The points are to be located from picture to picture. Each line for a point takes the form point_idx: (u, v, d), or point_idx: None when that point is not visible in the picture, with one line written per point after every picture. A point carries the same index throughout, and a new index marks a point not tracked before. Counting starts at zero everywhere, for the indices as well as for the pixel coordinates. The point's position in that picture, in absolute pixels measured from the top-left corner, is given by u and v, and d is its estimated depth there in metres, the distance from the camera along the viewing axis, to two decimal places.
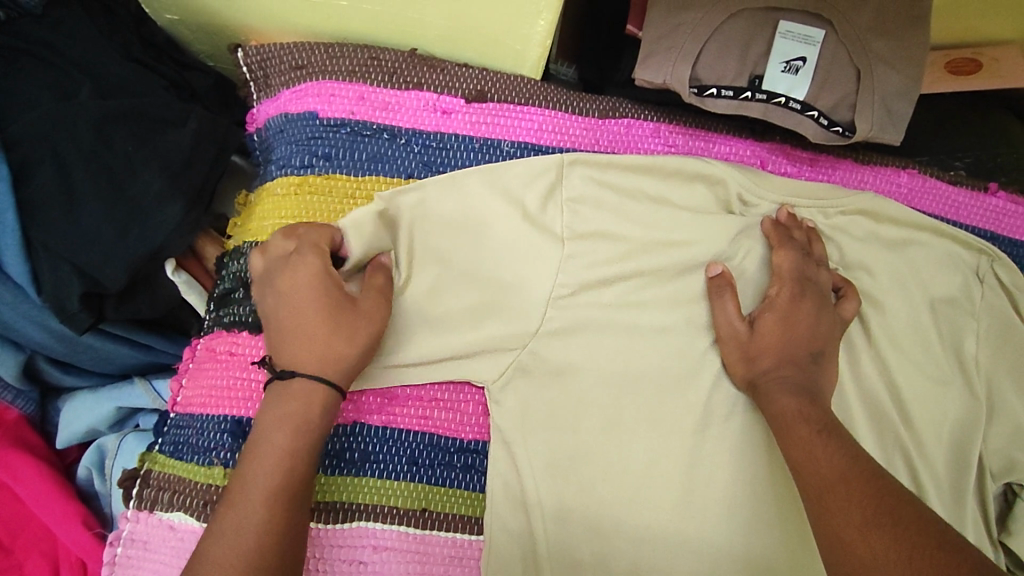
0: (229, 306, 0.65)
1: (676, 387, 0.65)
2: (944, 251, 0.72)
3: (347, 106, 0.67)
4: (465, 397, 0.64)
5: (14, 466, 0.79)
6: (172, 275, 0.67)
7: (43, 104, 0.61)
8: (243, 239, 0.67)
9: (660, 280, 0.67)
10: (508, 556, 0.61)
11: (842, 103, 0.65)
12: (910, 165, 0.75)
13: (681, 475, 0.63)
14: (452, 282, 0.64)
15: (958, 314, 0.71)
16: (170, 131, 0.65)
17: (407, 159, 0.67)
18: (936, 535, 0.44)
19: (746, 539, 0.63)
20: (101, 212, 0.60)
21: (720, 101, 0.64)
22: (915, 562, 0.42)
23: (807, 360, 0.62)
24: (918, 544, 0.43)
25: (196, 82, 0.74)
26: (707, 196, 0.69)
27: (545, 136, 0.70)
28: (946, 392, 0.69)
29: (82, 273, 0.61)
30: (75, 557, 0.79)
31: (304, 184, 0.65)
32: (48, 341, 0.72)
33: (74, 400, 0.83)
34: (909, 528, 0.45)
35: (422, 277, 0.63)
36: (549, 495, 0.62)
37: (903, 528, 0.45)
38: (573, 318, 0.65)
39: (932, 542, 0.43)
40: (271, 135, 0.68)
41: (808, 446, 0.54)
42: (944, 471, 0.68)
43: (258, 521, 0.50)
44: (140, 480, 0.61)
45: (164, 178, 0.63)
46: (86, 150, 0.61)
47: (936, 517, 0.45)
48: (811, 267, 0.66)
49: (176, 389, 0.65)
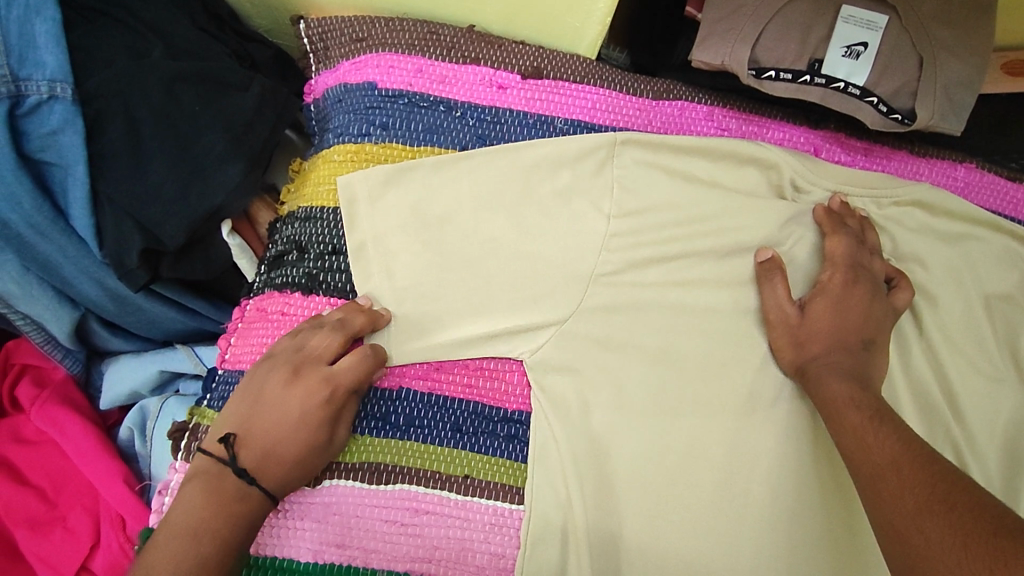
0: (282, 268, 0.66)
1: (723, 372, 0.65)
2: (1000, 247, 0.70)
3: (405, 78, 0.68)
4: (507, 367, 0.64)
5: (61, 421, 0.82)
6: (228, 237, 0.69)
7: (115, 61, 0.63)
8: (298, 204, 0.68)
9: (707, 260, 0.66)
10: (548, 527, 0.60)
11: (903, 90, 0.64)
12: (967, 160, 0.74)
13: (723, 460, 0.63)
14: (499, 283, 0.64)
15: (1015, 311, 0.70)
16: (233, 94, 0.66)
17: (461, 131, 0.68)
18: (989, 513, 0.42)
19: (791, 528, 0.62)
20: (167, 169, 0.62)
21: (779, 84, 0.64)
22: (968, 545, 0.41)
23: (857, 347, 0.61)
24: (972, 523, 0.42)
25: (257, 53, 0.76)
26: (759, 180, 0.68)
27: (598, 115, 0.70)
28: (1000, 389, 0.68)
29: (144, 228, 0.63)
30: (114, 513, 0.80)
31: (361, 152, 0.67)
32: (102, 299, 0.75)
33: (119, 362, 0.86)
34: (962, 508, 0.44)
35: (441, 261, 0.64)
36: (590, 473, 0.61)
37: (955, 512, 0.43)
38: (617, 295, 0.64)
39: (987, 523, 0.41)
40: (329, 105, 0.70)
41: (858, 433, 0.54)
42: (998, 471, 0.66)
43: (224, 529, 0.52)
44: (188, 433, 0.62)
45: (226, 139, 0.64)
46: (154, 107, 0.62)
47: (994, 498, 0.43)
48: (865, 255, 0.65)
49: (225, 347, 0.66)
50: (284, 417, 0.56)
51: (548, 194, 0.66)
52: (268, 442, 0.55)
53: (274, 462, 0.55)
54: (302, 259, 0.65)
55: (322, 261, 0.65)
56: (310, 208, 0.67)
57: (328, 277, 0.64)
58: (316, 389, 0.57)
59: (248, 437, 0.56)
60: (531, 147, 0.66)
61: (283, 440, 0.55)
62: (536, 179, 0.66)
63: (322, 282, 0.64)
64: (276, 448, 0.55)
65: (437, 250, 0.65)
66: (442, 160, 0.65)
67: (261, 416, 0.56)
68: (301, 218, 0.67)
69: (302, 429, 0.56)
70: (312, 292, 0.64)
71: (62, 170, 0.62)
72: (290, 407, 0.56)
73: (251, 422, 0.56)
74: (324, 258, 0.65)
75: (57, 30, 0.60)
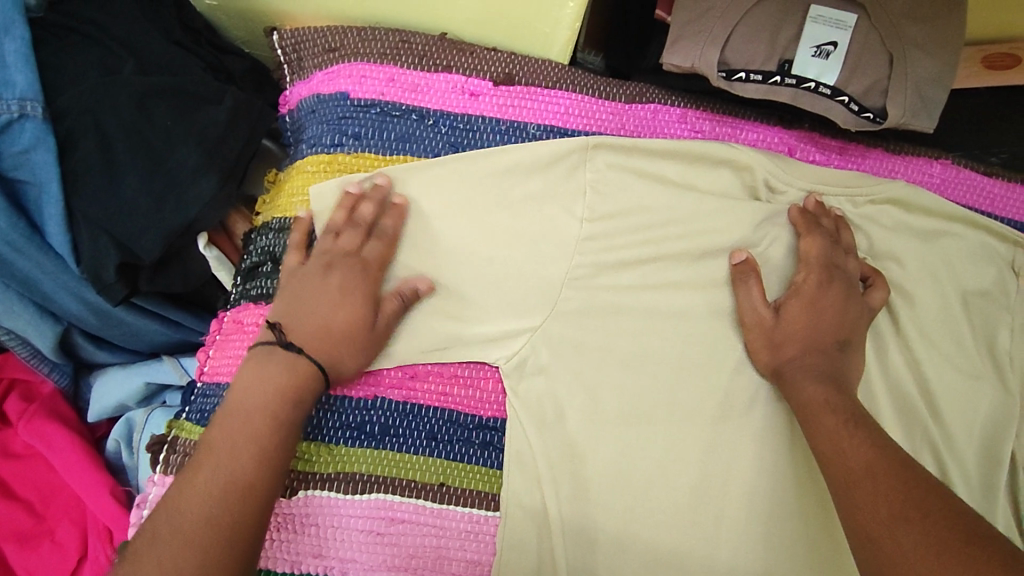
0: (257, 280, 0.67)
1: (699, 374, 0.65)
2: (977, 242, 0.70)
3: (377, 87, 0.68)
4: (483, 375, 0.64)
5: (48, 434, 0.83)
6: (204, 250, 0.70)
7: (87, 78, 0.63)
8: (273, 216, 0.68)
9: (680, 263, 0.66)
10: (524, 534, 0.61)
11: (874, 89, 0.64)
12: (944, 156, 0.74)
13: (700, 463, 0.63)
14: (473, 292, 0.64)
15: (992, 308, 0.69)
16: (206, 108, 0.67)
17: (434, 140, 0.68)
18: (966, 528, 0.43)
19: (768, 529, 0.62)
20: (140, 184, 0.63)
21: (749, 85, 0.64)
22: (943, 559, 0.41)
23: (833, 348, 0.61)
24: (947, 535, 0.43)
25: (232, 65, 0.76)
26: (733, 181, 0.68)
27: (571, 119, 0.70)
28: (978, 386, 0.67)
29: (119, 244, 0.63)
30: (102, 525, 0.81)
31: (334, 162, 0.67)
32: (84, 313, 0.75)
33: (106, 375, 0.86)
34: (936, 519, 0.44)
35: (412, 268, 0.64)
36: (567, 478, 0.62)
37: (931, 522, 0.44)
38: (591, 301, 0.65)
39: (961, 536, 0.42)
40: (302, 116, 0.70)
41: (834, 436, 0.54)
42: (976, 469, 0.66)
43: (220, 485, 0.50)
44: (166, 446, 0.63)
45: (199, 153, 0.65)
46: (126, 123, 0.63)
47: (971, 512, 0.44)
48: (839, 255, 0.65)
49: (204, 359, 0.66)
50: (317, 308, 0.58)
51: (522, 199, 0.66)
52: (315, 325, 0.57)
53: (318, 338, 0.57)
54: (276, 271, 0.66)
55: None
56: (284, 220, 0.67)
57: None
58: (348, 269, 0.60)
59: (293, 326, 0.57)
60: (505, 153, 0.65)
61: (320, 316, 0.58)
62: (510, 186, 0.66)
63: None
64: (327, 326, 0.57)
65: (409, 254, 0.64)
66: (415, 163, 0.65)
67: (292, 312, 0.58)
68: (276, 229, 0.67)
69: (342, 307, 0.58)
70: None
71: (35, 188, 0.62)
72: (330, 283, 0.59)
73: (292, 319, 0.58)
74: None
75: (27, 48, 0.61)
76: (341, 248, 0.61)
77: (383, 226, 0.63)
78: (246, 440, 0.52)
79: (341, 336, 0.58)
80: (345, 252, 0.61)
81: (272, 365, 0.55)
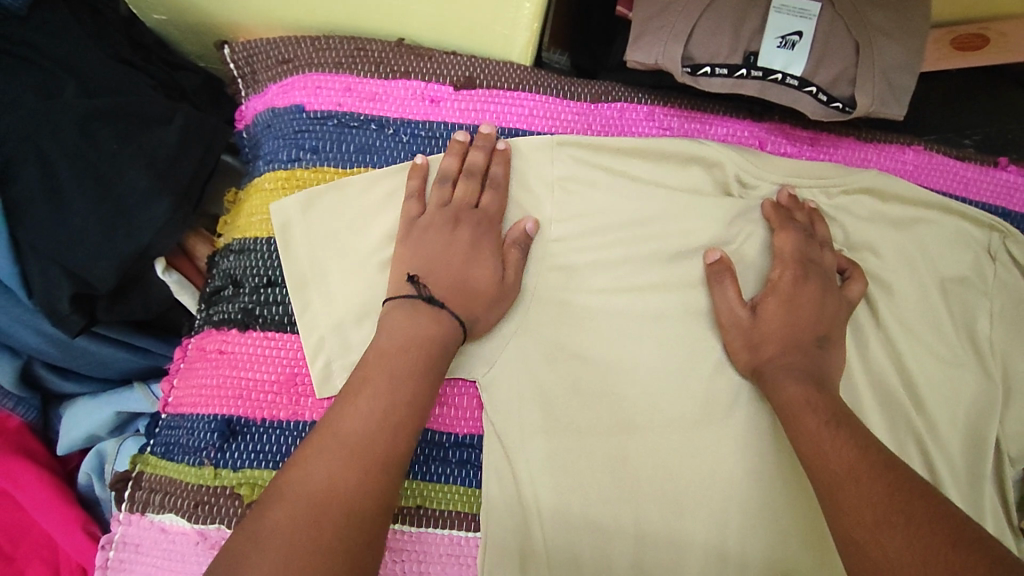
0: (219, 304, 0.64)
1: (679, 377, 0.63)
2: (952, 229, 0.69)
3: (333, 98, 0.66)
4: (459, 390, 0.62)
5: (15, 473, 0.77)
6: (163, 275, 0.67)
7: (26, 101, 0.61)
8: (233, 236, 0.66)
9: (653, 264, 0.65)
10: (507, 551, 0.59)
11: (842, 78, 0.63)
12: (916, 141, 0.73)
13: (683, 470, 0.61)
14: None
15: (970, 293, 0.68)
16: (156, 128, 0.64)
17: (395, 149, 0.66)
18: (953, 531, 0.42)
19: (754, 532, 0.61)
20: (89, 212, 0.60)
21: (714, 80, 0.63)
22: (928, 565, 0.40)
23: (812, 346, 0.60)
24: (931, 542, 0.42)
25: (185, 82, 0.73)
26: (704, 178, 0.67)
27: (536, 122, 0.68)
28: (959, 373, 0.66)
29: (72, 274, 0.60)
30: (76, 563, 0.78)
31: (292, 178, 0.65)
32: (44, 346, 0.72)
33: (75, 407, 0.82)
34: (922, 526, 0.43)
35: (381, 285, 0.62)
36: (548, 491, 0.60)
37: (916, 526, 0.43)
38: (563, 306, 0.63)
39: (949, 539, 0.41)
40: (258, 131, 0.68)
41: (815, 437, 0.53)
42: (961, 457, 0.65)
43: (366, 418, 0.48)
44: (131, 483, 0.60)
45: (150, 176, 0.62)
46: (70, 148, 0.60)
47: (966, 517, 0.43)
48: (814, 249, 0.64)
49: (168, 389, 0.64)
50: (452, 270, 0.57)
51: (513, 198, 0.64)
52: (451, 278, 0.57)
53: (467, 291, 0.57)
54: (237, 294, 0.63)
55: (258, 294, 0.63)
56: (244, 240, 0.65)
57: (265, 310, 0.62)
58: (475, 232, 0.59)
59: (427, 275, 0.57)
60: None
61: (471, 273, 0.57)
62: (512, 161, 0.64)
63: (259, 316, 0.62)
64: (467, 280, 0.57)
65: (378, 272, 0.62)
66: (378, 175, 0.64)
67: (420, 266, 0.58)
68: (236, 250, 0.65)
69: (478, 256, 0.58)
70: (249, 327, 0.62)
71: None
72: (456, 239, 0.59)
73: (429, 267, 0.57)
74: (260, 291, 0.63)
75: None
76: (458, 199, 0.61)
77: (494, 177, 0.62)
78: (395, 378, 0.51)
79: (481, 290, 0.57)
80: (466, 205, 0.60)
81: (419, 314, 0.55)
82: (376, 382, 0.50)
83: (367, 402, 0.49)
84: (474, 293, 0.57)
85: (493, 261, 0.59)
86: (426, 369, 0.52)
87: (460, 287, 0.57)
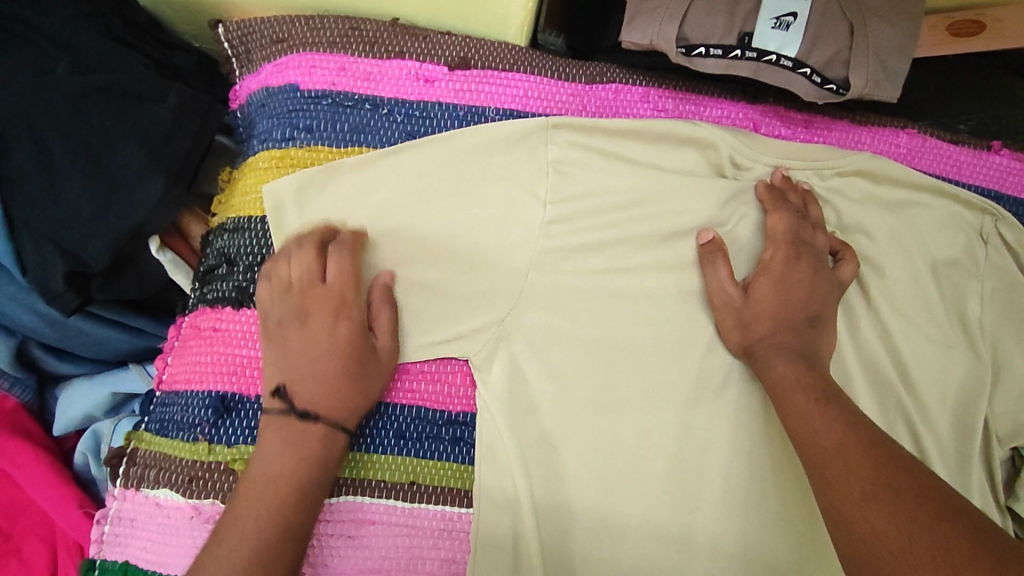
0: (214, 283, 0.64)
1: (671, 357, 0.63)
2: (945, 211, 0.69)
3: (327, 77, 0.66)
4: (452, 368, 0.63)
5: (12, 453, 0.78)
6: (157, 254, 0.67)
7: (18, 78, 0.60)
8: (227, 215, 0.66)
9: (646, 246, 0.65)
10: (499, 527, 0.60)
11: (836, 60, 0.63)
12: (910, 125, 0.73)
13: (673, 449, 0.62)
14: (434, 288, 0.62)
15: (961, 276, 0.69)
16: (149, 107, 0.64)
17: (390, 129, 0.66)
18: (939, 507, 0.43)
19: (743, 509, 0.61)
20: (83, 189, 0.60)
21: (708, 61, 0.62)
22: (915, 539, 0.41)
23: (802, 325, 0.61)
24: (917, 517, 0.42)
25: (179, 61, 0.73)
26: (698, 159, 0.67)
27: (531, 102, 0.68)
28: (950, 355, 0.67)
29: (67, 253, 0.61)
30: (72, 541, 0.78)
31: (286, 157, 0.64)
32: (38, 325, 0.72)
33: (71, 387, 0.82)
34: (906, 501, 0.44)
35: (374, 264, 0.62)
36: (539, 468, 0.61)
37: (903, 501, 0.44)
38: (557, 286, 0.63)
39: (936, 514, 0.42)
40: (252, 111, 0.68)
41: (803, 416, 0.54)
42: (950, 437, 0.66)
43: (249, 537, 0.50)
44: (126, 459, 0.61)
45: (144, 153, 0.62)
46: (64, 126, 0.60)
47: (951, 491, 0.44)
48: (807, 230, 0.64)
49: (163, 367, 0.64)
50: (316, 371, 0.56)
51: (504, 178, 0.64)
52: (301, 377, 0.56)
53: (300, 382, 0.56)
54: (231, 272, 0.63)
55: (253, 273, 0.63)
56: (238, 218, 0.65)
57: (259, 289, 0.63)
58: (349, 321, 0.58)
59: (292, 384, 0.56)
60: (463, 136, 0.64)
61: (303, 372, 0.57)
62: (468, 172, 0.64)
63: (253, 295, 0.62)
64: (316, 372, 0.56)
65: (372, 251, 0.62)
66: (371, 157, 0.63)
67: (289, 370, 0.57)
68: (230, 229, 0.65)
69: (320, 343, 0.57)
70: (242, 305, 0.62)
71: None
72: (311, 333, 0.57)
73: (289, 370, 0.57)
74: (254, 270, 0.63)
75: None
76: (300, 281, 0.59)
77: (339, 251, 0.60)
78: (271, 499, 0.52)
79: (340, 378, 0.57)
80: (310, 289, 0.58)
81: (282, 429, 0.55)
82: (249, 516, 0.51)
83: (227, 554, 0.50)
84: (328, 381, 0.56)
85: (356, 336, 0.58)
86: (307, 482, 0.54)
87: (317, 379, 0.56)
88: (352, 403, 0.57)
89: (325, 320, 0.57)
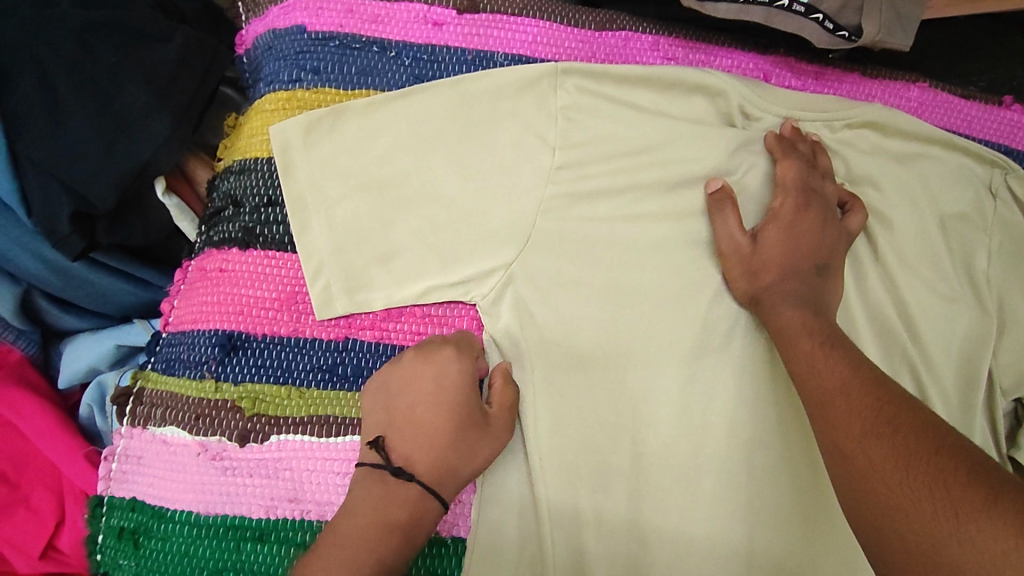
0: (220, 225, 0.64)
1: (678, 304, 0.63)
2: (954, 164, 0.69)
3: (335, 19, 0.65)
4: (459, 312, 0.63)
5: (16, 402, 0.77)
6: (163, 197, 0.67)
7: (21, 13, 0.60)
8: (233, 158, 0.66)
9: (654, 194, 0.65)
10: (505, 466, 0.60)
11: (850, 6, 0.62)
12: (921, 79, 0.72)
13: (678, 395, 0.62)
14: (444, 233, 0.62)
15: (969, 229, 0.69)
16: (156, 46, 0.63)
17: (397, 72, 0.65)
18: (934, 441, 0.43)
19: (747, 454, 0.62)
20: (88, 127, 0.59)
21: (720, 5, 0.61)
22: (910, 465, 0.42)
23: (810, 273, 0.60)
24: (913, 448, 0.43)
25: (184, 6, 0.72)
26: (707, 108, 0.66)
27: (539, 48, 0.67)
28: (956, 307, 0.67)
29: (71, 191, 0.60)
30: (79, 489, 0.77)
31: (292, 99, 0.64)
32: (43, 273, 0.72)
33: (75, 341, 0.83)
34: (907, 436, 0.44)
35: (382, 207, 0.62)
36: (546, 411, 0.61)
37: (902, 437, 0.44)
38: (565, 231, 0.63)
39: (931, 447, 0.42)
40: (258, 54, 0.67)
41: (810, 359, 0.54)
42: (954, 388, 0.66)
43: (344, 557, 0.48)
44: (132, 398, 0.61)
45: (150, 93, 0.61)
46: (68, 62, 0.59)
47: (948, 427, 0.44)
48: (815, 179, 0.64)
49: (169, 310, 0.64)
50: (415, 422, 0.55)
51: (512, 122, 0.63)
52: (406, 421, 0.55)
53: (410, 428, 0.55)
54: (237, 214, 0.63)
55: (259, 214, 0.63)
56: (244, 160, 0.64)
57: (265, 230, 0.62)
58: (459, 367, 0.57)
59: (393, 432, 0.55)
60: (471, 80, 0.63)
61: (414, 414, 0.55)
62: (477, 116, 0.63)
63: (259, 235, 0.62)
64: (420, 419, 0.55)
65: (379, 193, 0.62)
66: (377, 99, 0.63)
67: (391, 428, 0.55)
68: (236, 171, 0.65)
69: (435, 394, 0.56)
70: (249, 246, 0.62)
71: None
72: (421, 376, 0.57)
73: (392, 419, 0.56)
74: (260, 211, 0.63)
75: None
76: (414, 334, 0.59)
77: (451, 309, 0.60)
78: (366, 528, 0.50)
79: (449, 436, 0.55)
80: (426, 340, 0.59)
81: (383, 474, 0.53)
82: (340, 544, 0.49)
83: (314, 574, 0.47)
84: (440, 440, 0.54)
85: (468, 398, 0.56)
86: (401, 520, 0.51)
87: (425, 434, 0.55)
88: (448, 467, 0.54)
89: (429, 377, 0.56)
